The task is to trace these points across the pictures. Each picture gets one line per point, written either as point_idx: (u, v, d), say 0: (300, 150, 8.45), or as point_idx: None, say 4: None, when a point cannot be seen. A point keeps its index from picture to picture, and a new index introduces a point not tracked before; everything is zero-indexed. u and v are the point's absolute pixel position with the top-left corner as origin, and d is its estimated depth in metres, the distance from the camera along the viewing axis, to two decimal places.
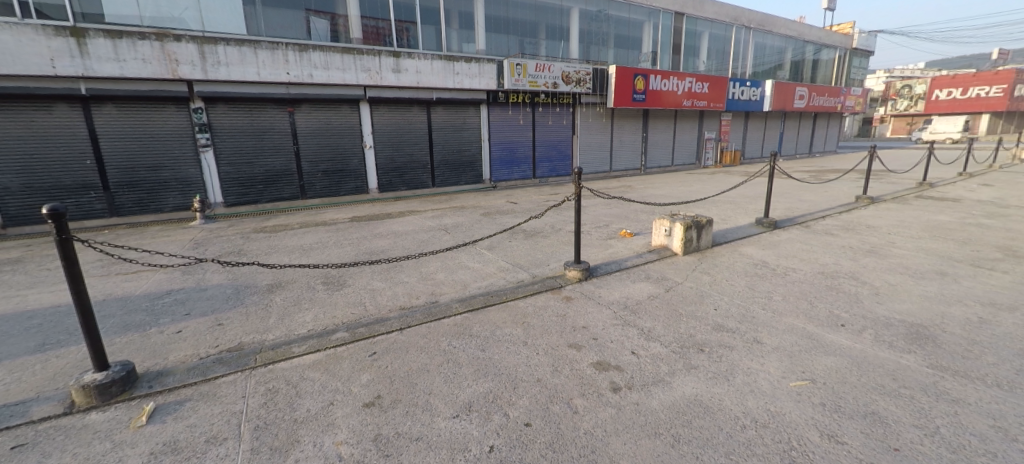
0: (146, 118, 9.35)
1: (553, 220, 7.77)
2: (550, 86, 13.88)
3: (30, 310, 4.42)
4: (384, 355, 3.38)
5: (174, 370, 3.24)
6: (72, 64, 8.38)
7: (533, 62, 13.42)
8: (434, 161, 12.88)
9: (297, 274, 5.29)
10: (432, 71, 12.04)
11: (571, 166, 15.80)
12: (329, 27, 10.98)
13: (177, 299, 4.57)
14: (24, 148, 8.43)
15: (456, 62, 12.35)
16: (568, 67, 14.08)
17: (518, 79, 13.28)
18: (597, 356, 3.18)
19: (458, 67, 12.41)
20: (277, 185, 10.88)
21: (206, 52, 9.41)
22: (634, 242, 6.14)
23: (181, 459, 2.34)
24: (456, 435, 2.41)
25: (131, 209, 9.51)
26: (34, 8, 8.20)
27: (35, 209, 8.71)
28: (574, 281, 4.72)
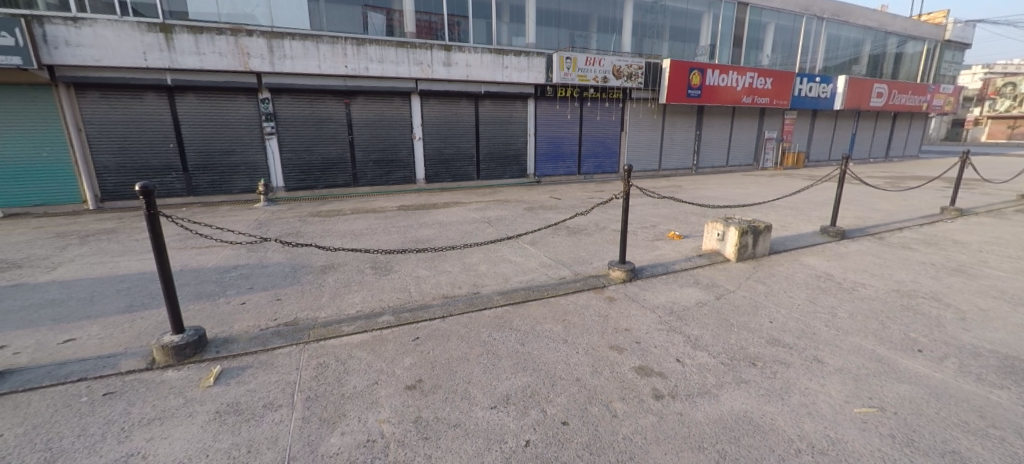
0: (220, 107, 10.14)
1: (597, 218, 7.63)
2: (599, 81, 13.53)
3: (121, 275, 4.96)
4: (426, 340, 3.48)
5: (239, 338, 3.52)
6: (160, 57, 9.27)
7: (584, 56, 13.06)
8: (480, 154, 13.02)
9: (347, 257, 5.56)
10: (481, 65, 12.16)
11: (618, 164, 15.40)
12: (385, 21, 11.30)
13: (242, 273, 4.95)
14: (121, 132, 9.49)
15: (506, 55, 12.39)
16: (619, 61, 13.65)
17: (568, 73, 13.01)
18: (638, 361, 3.09)
19: (508, 61, 12.44)
20: (333, 173, 11.47)
21: (275, 46, 10.09)
22: (683, 245, 5.88)
23: (242, 420, 2.55)
24: (492, 425, 2.45)
25: (205, 190, 10.39)
26: (132, 7, 9.14)
27: (127, 186, 9.79)
28: (618, 281, 4.61)
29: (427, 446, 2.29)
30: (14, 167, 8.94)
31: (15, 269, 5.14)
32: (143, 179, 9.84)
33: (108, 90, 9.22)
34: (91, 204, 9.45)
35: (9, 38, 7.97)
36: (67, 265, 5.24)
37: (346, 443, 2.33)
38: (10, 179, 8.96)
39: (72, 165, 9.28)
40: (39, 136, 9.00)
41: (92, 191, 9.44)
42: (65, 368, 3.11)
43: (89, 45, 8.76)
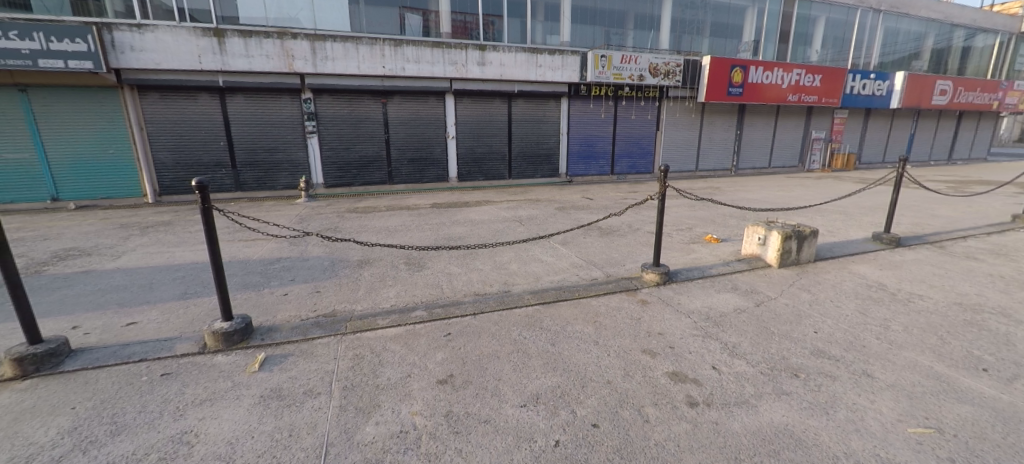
0: (266, 107, 10.67)
1: (631, 219, 7.48)
2: (635, 79, 13.26)
3: (177, 264, 5.33)
4: (458, 336, 3.53)
5: (281, 327, 3.70)
6: (213, 60, 9.85)
7: (619, 53, 12.84)
8: (512, 153, 13.06)
9: (382, 253, 5.72)
10: (515, 64, 12.18)
11: (653, 164, 15.04)
12: (421, 22, 11.55)
13: (285, 265, 5.20)
14: (177, 131, 10.17)
15: (540, 54, 12.34)
16: (656, 59, 13.34)
17: (602, 71, 12.81)
18: (672, 366, 3.01)
19: (541, 60, 12.39)
20: (369, 170, 11.82)
21: (317, 48, 10.50)
22: (720, 249, 5.68)
23: (285, 405, 2.69)
24: (523, 422, 2.46)
25: (252, 185, 10.97)
26: (189, 14, 9.77)
27: (182, 181, 10.48)
28: (651, 284, 4.50)
29: (458, 440, 2.33)
30: (85, 163, 9.76)
31: (85, 256, 5.62)
32: (195, 175, 10.51)
33: (166, 92, 9.91)
34: (150, 198, 10.17)
35: (83, 45, 8.71)
36: (130, 254, 5.68)
37: (380, 433, 2.41)
38: (81, 174, 9.79)
39: (135, 162, 10.04)
40: (107, 136, 9.78)
41: (151, 186, 10.18)
42: (129, 348, 3.38)
43: (151, 50, 9.44)
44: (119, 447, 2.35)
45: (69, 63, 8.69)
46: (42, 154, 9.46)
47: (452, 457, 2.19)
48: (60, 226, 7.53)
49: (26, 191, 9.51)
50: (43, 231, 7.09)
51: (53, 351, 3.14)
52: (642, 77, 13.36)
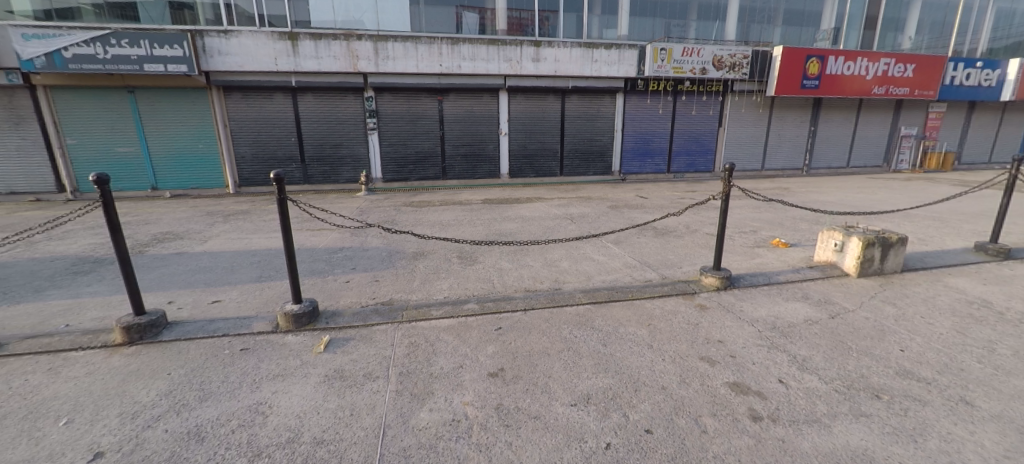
0: (332, 105, 11.36)
1: (688, 220, 7.15)
2: (697, 72, 12.67)
3: (254, 249, 5.84)
4: (508, 331, 3.58)
5: (344, 312, 3.94)
6: (288, 62, 10.64)
7: (681, 45, 12.33)
8: (564, 149, 12.95)
9: (436, 246, 5.90)
10: (570, 59, 12.04)
11: (713, 162, 14.27)
12: (477, 20, 11.78)
13: (347, 254, 5.53)
14: (255, 128, 11.12)
15: (596, 48, 12.10)
16: (721, 50, 12.65)
17: (662, 65, 12.41)
18: (733, 376, 2.85)
19: (597, 54, 12.14)
20: (424, 166, 12.25)
21: (380, 48, 11.01)
22: (789, 255, 5.28)
23: (347, 385, 2.86)
24: (573, 421, 2.44)
25: (318, 179, 11.75)
26: (268, 19, 10.62)
27: (258, 175, 11.45)
28: (711, 289, 4.29)
29: (508, 433, 2.35)
30: (178, 156, 10.94)
31: (178, 240, 6.31)
32: (269, 169, 11.43)
33: (247, 92, 10.85)
34: (232, 189, 11.24)
35: (178, 50, 9.73)
36: (215, 239, 6.30)
37: (433, 419, 2.49)
38: (175, 165, 10.97)
39: (219, 156, 11.10)
40: (196, 132, 10.88)
41: (233, 178, 11.24)
42: (215, 324, 3.77)
43: (235, 53, 10.38)
44: (207, 412, 2.63)
45: (167, 67, 9.75)
46: (144, 148, 10.71)
47: (502, 449, 2.22)
48: (159, 212, 8.51)
49: (131, 181, 10.81)
50: (145, 217, 8.03)
51: (153, 323, 3.56)
52: (704, 70, 12.67)
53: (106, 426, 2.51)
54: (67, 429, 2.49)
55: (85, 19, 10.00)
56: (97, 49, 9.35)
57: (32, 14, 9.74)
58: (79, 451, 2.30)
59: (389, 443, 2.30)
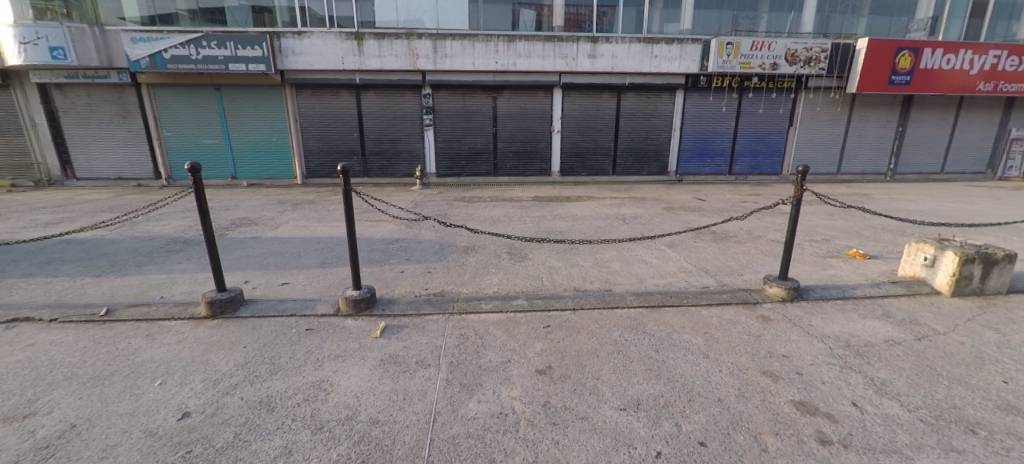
0: (391, 101, 11.85)
1: (751, 225, 6.74)
2: (767, 67, 11.86)
3: (318, 237, 6.25)
4: (557, 329, 3.58)
5: (399, 300, 4.13)
6: (353, 60, 11.25)
7: (749, 39, 11.58)
8: (618, 148, 12.65)
9: (487, 241, 6.01)
10: (628, 55, 11.71)
11: (781, 165, 13.32)
12: (534, 17, 11.77)
13: (402, 245, 5.78)
14: (321, 123, 11.87)
15: (656, 44, 11.68)
16: (794, 44, 11.78)
17: (728, 60, 11.73)
18: (798, 395, 2.66)
19: (657, 50, 11.72)
20: (476, 162, 12.48)
21: (439, 46, 11.33)
22: (867, 267, 4.83)
23: (401, 370, 3.00)
24: (621, 425, 2.40)
25: (377, 172, 12.34)
26: (337, 21, 11.27)
27: (322, 167, 12.23)
28: (776, 299, 4.03)
29: (555, 431, 2.36)
30: (253, 148, 11.92)
31: (253, 225, 6.89)
32: (332, 161, 12.18)
33: (316, 89, 11.60)
34: (299, 180, 12.11)
35: (259, 51, 10.58)
36: (284, 226, 6.82)
37: (481, 410, 2.55)
38: (251, 157, 11.97)
39: (289, 149, 11.98)
40: (269, 126, 11.79)
41: (301, 170, 12.10)
42: (283, 304, 4.09)
43: (307, 53, 11.13)
44: (276, 384, 2.86)
45: (249, 66, 10.64)
46: (226, 140, 11.78)
47: (549, 446, 2.23)
48: (237, 199, 9.33)
49: (214, 170, 11.96)
50: (226, 203, 8.84)
51: (231, 299, 3.93)
52: (774, 65, 11.89)
53: (192, 389, 2.81)
54: (161, 389, 2.82)
55: (182, 24, 11.15)
56: (191, 50, 10.39)
57: (138, 20, 10.93)
58: (170, 409, 2.60)
59: (439, 430, 2.38)
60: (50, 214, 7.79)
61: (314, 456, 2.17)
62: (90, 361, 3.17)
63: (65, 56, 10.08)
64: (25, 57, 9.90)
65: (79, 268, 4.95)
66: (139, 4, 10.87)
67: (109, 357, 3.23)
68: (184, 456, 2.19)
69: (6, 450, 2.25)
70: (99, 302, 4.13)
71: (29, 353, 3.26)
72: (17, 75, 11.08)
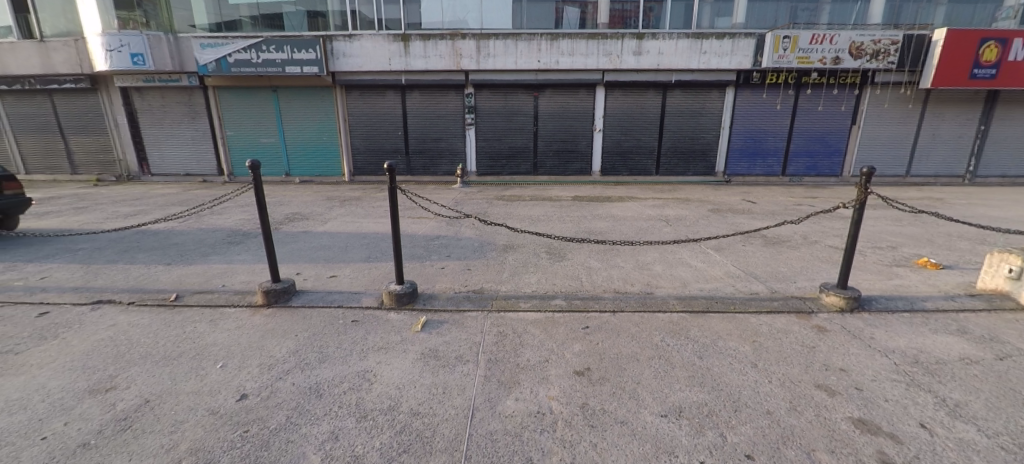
0: (435, 101, 12.12)
1: (806, 229, 6.38)
2: (828, 62, 11.14)
3: (364, 232, 6.50)
4: (596, 331, 3.54)
5: (439, 296, 4.23)
6: (400, 62, 11.61)
7: (809, 32, 10.91)
8: (661, 147, 12.31)
9: (527, 240, 6.02)
10: (676, 52, 11.34)
11: (841, 166, 12.51)
12: (578, 15, 11.54)
13: (443, 242, 5.90)
14: (368, 123, 12.33)
15: (705, 39, 11.23)
16: (861, 36, 10.96)
17: (784, 55, 11.12)
18: (857, 411, 2.48)
19: (707, 45, 11.27)
20: (517, 161, 12.53)
21: (482, 46, 11.45)
22: (940, 278, 4.44)
23: (441, 364, 3.07)
24: (662, 432, 2.34)
25: (419, 170, 12.66)
26: (384, 23, 11.55)
27: (366, 164, 12.69)
28: (833, 309, 3.80)
29: (593, 434, 2.33)
30: (304, 146, 12.53)
31: (304, 220, 7.27)
32: (377, 159, 12.61)
33: (364, 90, 12.06)
34: (347, 177, 12.64)
35: (313, 54, 11.18)
36: (332, 221, 7.14)
37: (519, 408, 2.57)
38: (302, 154, 12.60)
39: (336, 147, 12.50)
40: (318, 125, 12.35)
41: (348, 167, 12.61)
42: (332, 295, 4.29)
43: (357, 55, 11.60)
44: (324, 372, 3.01)
45: (303, 68, 11.24)
46: (280, 139, 12.47)
47: (587, 449, 2.21)
48: (290, 195, 9.86)
49: (269, 167, 12.70)
50: (280, 199, 9.37)
51: (285, 289, 4.16)
52: (836, 60, 11.14)
53: (250, 372, 3.01)
54: (223, 371, 3.03)
55: (244, 30, 11.86)
56: (252, 54, 11.15)
57: (207, 27, 11.77)
58: (229, 391, 2.79)
59: (477, 425, 2.41)
60: (129, 206, 8.56)
61: (358, 444, 2.26)
62: (162, 342, 3.47)
63: (144, 61, 11.06)
64: (108, 63, 10.92)
65: (152, 256, 5.41)
66: (207, 12, 11.66)
67: (178, 338, 3.52)
68: (242, 435, 2.35)
69: (93, 420, 2.50)
70: (170, 288, 4.50)
71: (111, 332, 3.61)
72: (103, 80, 12.22)
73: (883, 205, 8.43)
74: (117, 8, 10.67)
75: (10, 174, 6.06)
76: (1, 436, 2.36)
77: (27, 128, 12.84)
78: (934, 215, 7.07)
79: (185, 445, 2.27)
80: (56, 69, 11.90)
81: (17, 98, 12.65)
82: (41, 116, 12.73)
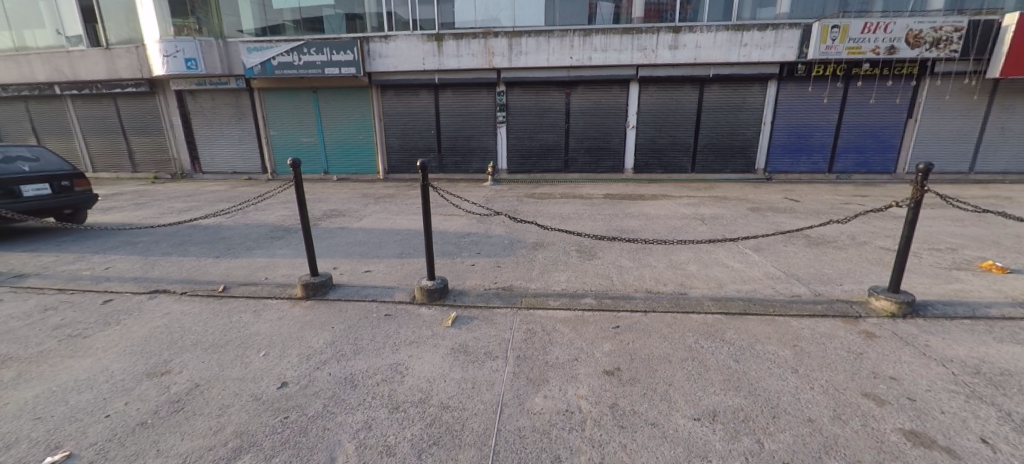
0: (467, 100, 12.25)
1: (853, 229, 6.05)
2: (882, 52, 10.52)
3: (396, 229, 6.65)
4: (627, 331, 3.49)
5: (469, 292, 4.28)
6: (434, 61, 11.80)
7: (861, 21, 10.33)
8: (698, 144, 11.95)
9: (557, 238, 6.00)
10: (714, 45, 10.98)
11: (895, 162, 11.78)
12: (612, 10, 11.28)
13: (473, 239, 5.96)
14: (402, 122, 12.62)
15: (746, 31, 10.81)
16: (919, 23, 10.29)
17: (833, 45, 10.55)
18: (909, 423, 2.32)
19: (747, 37, 10.84)
20: (548, 159, 12.49)
21: (514, 44, 11.47)
22: (1007, 284, 4.11)
23: (471, 360, 3.11)
24: (695, 435, 2.27)
25: (452, 168, 12.84)
26: (419, 23, 11.74)
27: (399, 162, 12.99)
28: (883, 315, 3.58)
29: (622, 434, 2.30)
30: (341, 145, 12.95)
31: (341, 216, 7.52)
32: (411, 157, 12.88)
33: (398, 89, 12.35)
34: (382, 174, 12.98)
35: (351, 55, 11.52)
36: (366, 218, 7.35)
37: (547, 406, 2.56)
38: (340, 153, 13.03)
39: (371, 145, 12.85)
40: (353, 124, 12.73)
41: (383, 165, 12.95)
42: (367, 290, 4.42)
43: (392, 55, 11.88)
44: (358, 363, 3.11)
45: (342, 69, 11.61)
46: (319, 138, 12.94)
47: (616, 449, 2.18)
48: (328, 192, 10.23)
49: (309, 165, 13.21)
50: (319, 196, 9.73)
51: (323, 283, 4.32)
52: (892, 49, 10.51)
53: (290, 362, 3.15)
54: (265, 359, 3.19)
55: (287, 34, 12.34)
56: (295, 57, 11.63)
57: (253, 31, 12.31)
58: (272, 378, 2.93)
59: (505, 421, 2.43)
60: (183, 202, 9.12)
61: (391, 434, 2.32)
62: (211, 330, 3.68)
63: (197, 66, 11.76)
64: (165, 68, 11.59)
65: (203, 249, 5.74)
66: (253, 18, 12.19)
67: (226, 327, 3.72)
68: (282, 421, 2.46)
69: (149, 401, 2.69)
70: (218, 280, 4.76)
71: (165, 320, 3.87)
72: (161, 84, 13.05)
73: (943, 204, 7.87)
74: (173, 16, 11.47)
75: (80, 172, 6.61)
76: (73, 412, 2.58)
77: (92, 130, 13.90)
78: (1001, 215, 6.55)
79: (232, 428, 2.40)
80: (119, 74, 12.81)
81: (85, 102, 13.71)
82: (104, 120, 13.76)
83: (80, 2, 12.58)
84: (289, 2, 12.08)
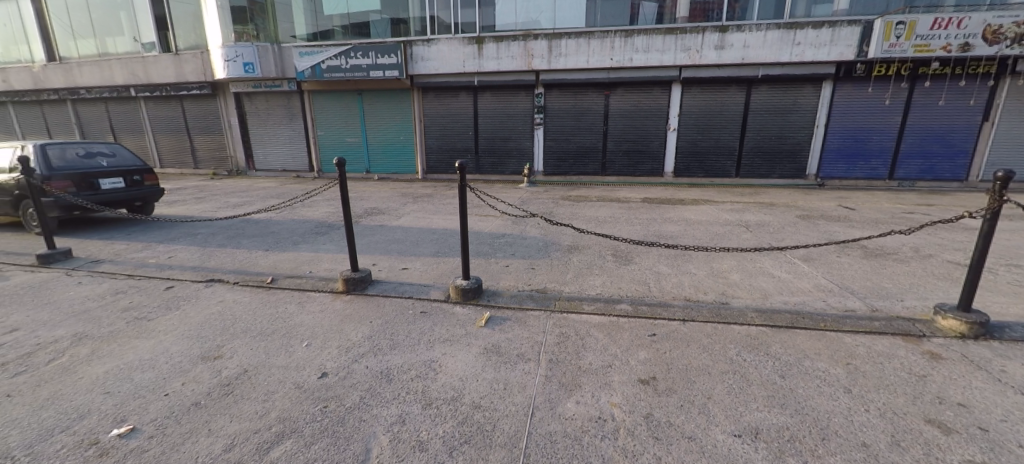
0: (504, 101, 12.36)
1: (918, 240, 5.61)
2: (953, 49, 9.70)
3: (433, 228, 6.80)
4: (664, 339, 3.39)
5: (503, 293, 4.30)
6: (474, 64, 11.99)
7: (930, 16, 9.58)
8: (742, 147, 11.47)
9: (593, 241, 5.94)
10: (764, 44, 10.52)
11: (966, 169, 10.84)
12: (656, 9, 11.06)
13: (508, 240, 6.00)
14: (440, 123, 12.90)
15: (800, 29, 10.30)
16: (998, 18, 9.42)
17: (897, 43, 9.84)
18: (981, 454, 2.12)
19: (801, 36, 10.33)
20: (584, 161, 12.38)
21: (554, 45, 11.47)
22: None
23: (504, 361, 3.12)
24: (735, 452, 2.17)
25: (488, 169, 12.98)
26: (460, 26, 11.97)
27: (436, 163, 13.27)
28: (951, 335, 3.30)
29: (657, 446, 2.24)
30: (381, 145, 13.39)
31: (380, 214, 7.77)
32: (448, 158, 13.13)
33: (438, 91, 12.63)
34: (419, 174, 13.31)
35: (394, 58, 11.91)
36: (405, 217, 7.55)
37: (580, 412, 2.53)
38: (380, 153, 13.47)
39: (409, 145, 13.22)
40: (392, 125, 13.14)
41: (421, 165, 13.27)
42: (404, 287, 4.54)
43: (433, 58, 12.16)
44: (394, 358, 3.19)
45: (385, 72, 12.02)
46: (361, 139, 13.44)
47: (651, 460, 2.13)
48: (369, 191, 10.59)
49: (352, 165, 13.74)
50: (361, 194, 10.09)
51: (362, 278, 4.47)
52: (965, 47, 9.69)
53: (329, 353, 3.27)
54: (307, 350, 3.33)
55: (336, 38, 12.89)
56: (342, 61, 12.17)
57: (305, 36, 12.94)
58: (313, 368, 3.06)
59: (537, 424, 2.41)
60: (236, 198, 9.71)
61: (424, 430, 2.37)
62: (259, 319, 3.89)
63: (254, 69, 12.50)
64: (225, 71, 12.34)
65: (254, 242, 6.08)
66: (305, 23, 12.82)
67: (272, 317, 3.92)
68: (322, 409, 2.57)
69: (203, 383, 2.87)
70: (267, 272, 5.02)
71: (219, 307, 4.13)
72: (221, 86, 13.97)
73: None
74: (235, 23, 12.28)
75: (150, 168, 7.19)
76: (137, 389, 2.79)
77: (159, 129, 15.08)
78: None
79: (276, 413, 2.52)
80: (185, 77, 13.83)
81: (154, 103, 14.89)
82: (169, 119, 14.89)
83: (154, 12, 13.70)
84: (338, 8, 12.63)
